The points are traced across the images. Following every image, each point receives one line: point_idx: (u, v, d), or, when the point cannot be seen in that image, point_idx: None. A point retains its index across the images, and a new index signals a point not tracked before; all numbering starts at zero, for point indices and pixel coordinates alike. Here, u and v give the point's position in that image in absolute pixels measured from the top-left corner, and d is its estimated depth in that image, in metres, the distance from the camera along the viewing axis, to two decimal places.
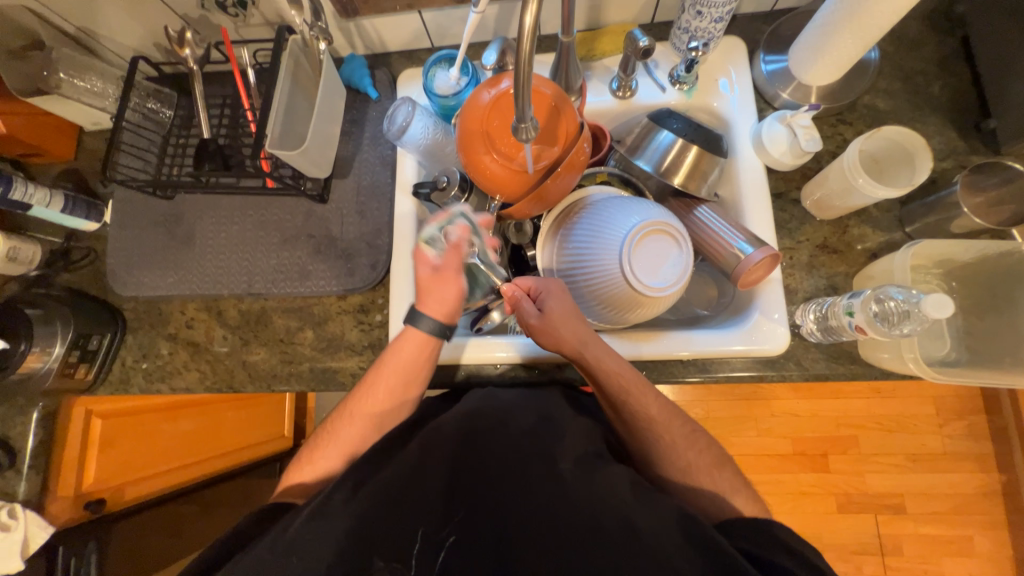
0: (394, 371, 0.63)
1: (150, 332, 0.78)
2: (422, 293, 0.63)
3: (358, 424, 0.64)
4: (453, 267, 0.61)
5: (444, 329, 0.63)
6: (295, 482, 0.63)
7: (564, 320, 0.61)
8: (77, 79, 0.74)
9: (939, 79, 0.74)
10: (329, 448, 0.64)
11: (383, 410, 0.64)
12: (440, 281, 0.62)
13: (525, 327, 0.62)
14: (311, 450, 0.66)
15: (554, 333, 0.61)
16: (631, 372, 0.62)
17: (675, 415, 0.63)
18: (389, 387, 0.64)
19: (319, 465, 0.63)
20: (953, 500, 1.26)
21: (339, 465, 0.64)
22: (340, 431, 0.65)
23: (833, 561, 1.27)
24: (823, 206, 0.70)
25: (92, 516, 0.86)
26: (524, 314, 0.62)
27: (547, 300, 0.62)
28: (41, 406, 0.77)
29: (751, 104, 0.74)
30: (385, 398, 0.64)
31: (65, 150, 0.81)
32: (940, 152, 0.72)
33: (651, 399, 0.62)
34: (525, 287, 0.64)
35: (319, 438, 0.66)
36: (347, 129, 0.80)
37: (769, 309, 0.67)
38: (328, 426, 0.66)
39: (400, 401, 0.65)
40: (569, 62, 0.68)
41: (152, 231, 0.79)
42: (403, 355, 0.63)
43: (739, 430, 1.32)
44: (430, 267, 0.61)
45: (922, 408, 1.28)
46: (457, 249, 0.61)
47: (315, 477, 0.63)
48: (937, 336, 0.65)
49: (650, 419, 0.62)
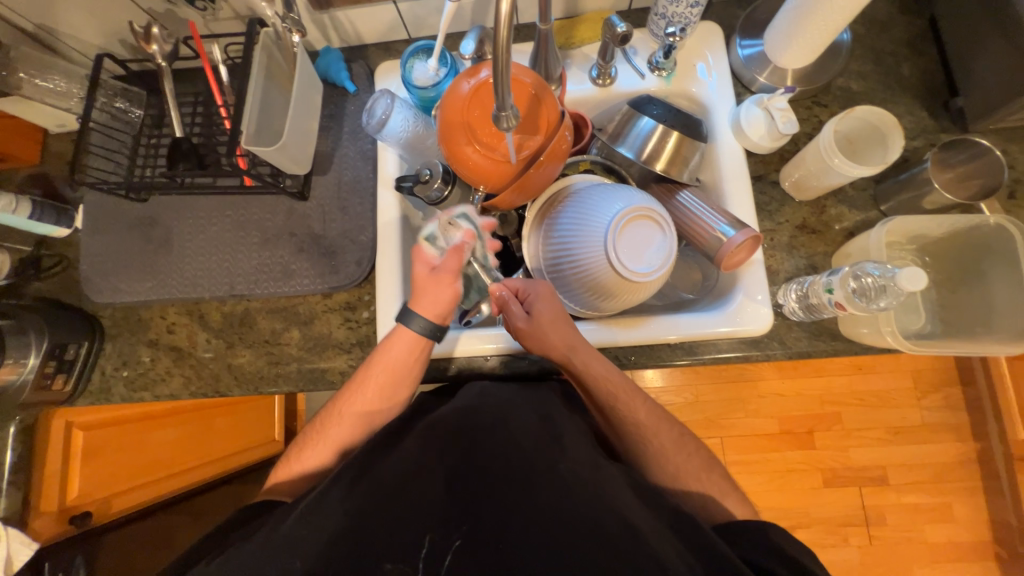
0: (383, 370, 0.63)
1: (130, 338, 0.76)
2: (418, 292, 0.63)
3: (348, 424, 0.64)
4: (452, 269, 0.62)
5: (435, 330, 0.63)
6: (282, 479, 0.64)
7: (553, 324, 0.62)
8: (40, 79, 0.71)
9: (908, 60, 0.76)
10: (317, 447, 0.64)
11: (372, 409, 0.64)
12: (437, 281, 0.62)
13: (514, 330, 0.63)
14: (298, 447, 0.65)
15: (543, 337, 0.62)
16: (619, 377, 0.64)
17: (663, 419, 0.64)
18: (379, 388, 0.63)
19: (306, 462, 0.63)
20: (931, 469, 1.31)
21: (326, 463, 0.63)
22: (329, 430, 0.64)
23: (819, 533, 1.31)
24: (802, 187, 0.71)
25: (77, 531, 0.83)
26: (512, 316, 0.62)
27: (536, 304, 0.63)
28: (18, 420, 0.73)
29: (729, 88, 0.74)
30: (374, 398, 0.64)
31: (30, 154, 0.78)
32: (911, 131, 0.74)
33: (639, 404, 0.64)
34: (513, 287, 0.65)
35: (308, 435, 0.66)
36: (326, 124, 0.79)
37: (752, 291, 0.68)
38: (316, 425, 0.66)
39: (388, 400, 0.64)
40: (548, 50, 0.68)
41: (127, 235, 0.77)
42: (391, 355, 0.62)
43: (726, 410, 1.35)
44: (429, 266, 0.63)
45: (900, 381, 1.33)
46: (457, 252, 0.63)
47: (304, 476, 0.63)
48: (913, 310, 0.67)
49: (638, 424, 0.63)
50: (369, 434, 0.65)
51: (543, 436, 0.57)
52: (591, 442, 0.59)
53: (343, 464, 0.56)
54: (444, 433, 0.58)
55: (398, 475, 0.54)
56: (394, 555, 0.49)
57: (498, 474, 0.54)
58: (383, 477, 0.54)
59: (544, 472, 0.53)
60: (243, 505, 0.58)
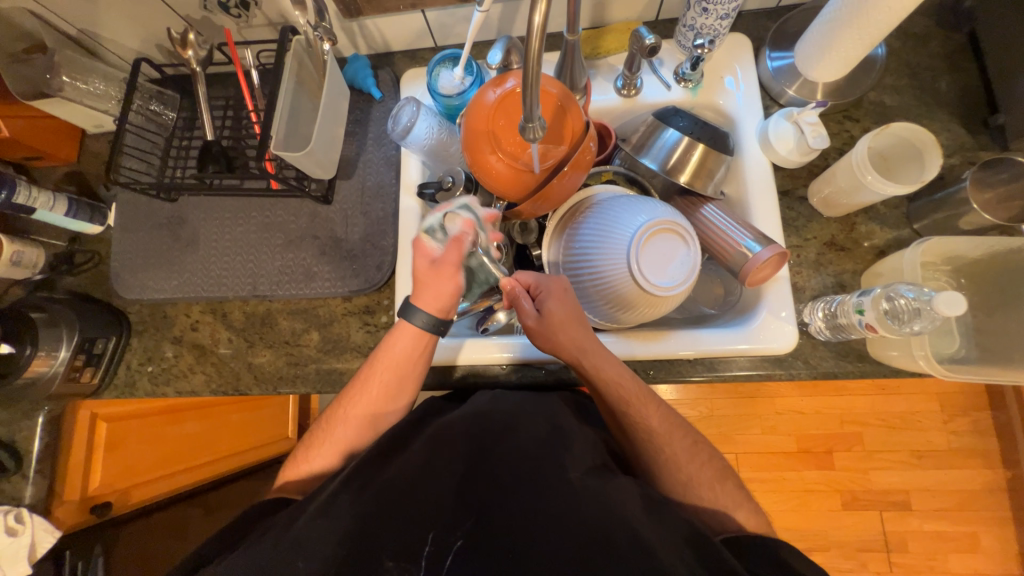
0: (389, 367, 0.63)
1: (155, 335, 0.78)
2: (419, 286, 0.62)
3: (355, 421, 0.64)
4: (452, 262, 0.60)
5: (438, 326, 0.62)
6: (290, 479, 0.63)
7: (563, 323, 0.61)
8: (80, 82, 0.74)
9: (946, 75, 0.73)
10: (323, 446, 0.64)
11: (378, 408, 0.64)
12: (438, 275, 0.61)
13: (524, 328, 0.62)
14: (305, 447, 0.65)
15: (553, 336, 0.61)
16: (632, 381, 0.62)
17: (677, 427, 0.62)
18: (385, 384, 0.63)
19: (314, 461, 0.63)
20: (959, 496, 1.26)
21: (333, 463, 0.63)
22: (336, 428, 0.64)
23: (838, 558, 1.27)
24: (831, 203, 0.70)
25: (98, 520, 0.86)
26: (522, 313, 0.62)
27: (547, 301, 0.61)
28: (45, 411, 0.76)
29: (757, 101, 0.73)
30: (379, 396, 0.64)
31: (68, 153, 0.81)
32: (947, 148, 0.71)
33: (653, 412, 0.62)
34: (525, 282, 0.64)
35: (316, 433, 0.66)
36: (351, 130, 0.80)
37: (777, 307, 0.67)
38: (323, 424, 0.66)
39: (393, 396, 0.64)
40: (574, 60, 0.68)
41: (155, 232, 0.79)
42: (395, 351, 0.62)
43: (743, 426, 1.32)
44: (430, 259, 0.61)
45: (927, 404, 1.28)
46: (457, 243, 0.61)
47: (312, 477, 0.63)
48: (947, 333, 0.64)
49: (650, 432, 0.61)
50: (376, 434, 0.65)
51: (555, 448, 0.56)
52: (604, 457, 0.58)
53: (356, 466, 0.55)
54: (456, 434, 0.58)
55: (406, 479, 0.54)
56: (399, 553, 0.49)
57: (507, 488, 0.53)
58: (391, 482, 0.53)
59: (555, 485, 0.51)
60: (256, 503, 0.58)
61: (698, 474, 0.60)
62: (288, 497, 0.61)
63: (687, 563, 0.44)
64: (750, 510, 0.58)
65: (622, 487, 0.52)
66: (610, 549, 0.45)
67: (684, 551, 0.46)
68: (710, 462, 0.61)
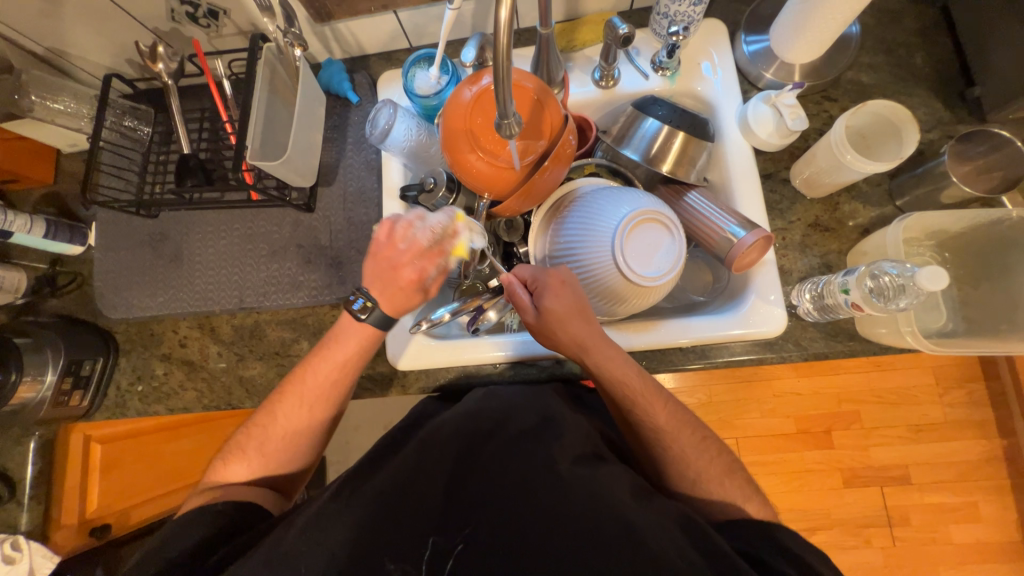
0: (331, 367, 0.64)
1: (143, 353, 0.77)
2: (391, 295, 0.61)
3: (296, 421, 0.63)
4: (433, 288, 0.63)
5: (387, 322, 0.62)
6: (233, 469, 0.62)
7: (562, 320, 0.59)
8: (51, 101, 0.73)
9: (922, 51, 0.74)
10: (260, 448, 0.63)
11: (326, 397, 0.64)
12: (416, 294, 0.62)
13: (525, 323, 0.62)
14: (245, 440, 0.63)
15: (552, 332, 0.60)
16: (638, 378, 0.61)
17: (685, 424, 0.62)
18: (330, 385, 0.64)
19: (261, 454, 0.62)
20: (957, 467, 1.27)
21: (284, 452, 0.63)
22: (277, 422, 0.63)
23: (840, 536, 1.28)
24: (813, 184, 0.70)
25: (98, 543, 0.86)
26: (522, 310, 0.61)
27: (544, 298, 0.60)
28: (38, 434, 0.76)
29: (735, 85, 0.73)
30: (328, 386, 0.64)
31: (45, 174, 0.80)
32: (926, 124, 0.72)
33: (660, 408, 0.61)
34: (522, 276, 0.63)
35: (249, 434, 0.64)
36: (330, 136, 0.79)
37: (764, 291, 0.67)
38: (258, 424, 0.64)
39: (335, 397, 0.65)
40: (549, 54, 0.67)
41: (138, 250, 0.78)
42: (341, 347, 0.64)
43: (740, 411, 1.33)
44: (414, 286, 0.61)
45: (922, 378, 1.29)
46: (443, 277, 0.63)
47: (260, 466, 0.62)
48: (933, 308, 0.65)
49: (657, 428, 0.61)
50: (325, 422, 0.65)
51: (543, 441, 0.56)
52: (599, 448, 0.57)
53: (345, 476, 0.56)
54: (446, 435, 0.58)
55: (398, 482, 0.54)
56: (399, 555, 0.48)
57: (498, 486, 0.52)
58: (384, 484, 0.53)
59: (544, 477, 0.51)
60: (243, 510, 0.57)
61: (693, 463, 0.60)
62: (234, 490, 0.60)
63: (679, 548, 0.44)
64: (746, 493, 0.58)
65: (614, 474, 0.52)
66: (600, 538, 0.45)
67: (678, 537, 0.46)
68: (705, 449, 0.61)
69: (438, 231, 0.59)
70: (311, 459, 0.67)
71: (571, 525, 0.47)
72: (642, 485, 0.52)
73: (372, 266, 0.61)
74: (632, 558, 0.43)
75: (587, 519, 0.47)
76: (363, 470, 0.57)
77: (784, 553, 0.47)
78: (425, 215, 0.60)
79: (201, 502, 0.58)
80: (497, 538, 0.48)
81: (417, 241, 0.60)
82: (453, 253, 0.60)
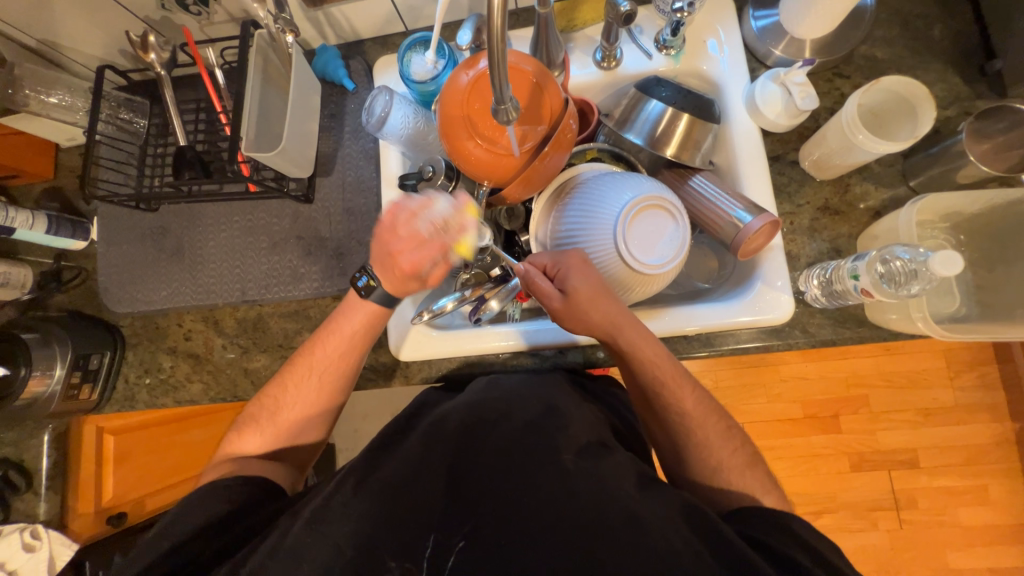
0: (339, 341, 0.65)
1: (149, 347, 0.78)
2: (393, 278, 0.61)
3: (304, 395, 0.65)
4: (438, 275, 0.61)
5: (390, 300, 0.63)
6: (246, 438, 0.64)
7: (591, 301, 0.59)
8: (45, 95, 0.72)
9: (940, 22, 0.70)
10: (272, 420, 0.64)
11: (334, 371, 0.65)
12: (418, 278, 0.61)
13: (549, 309, 0.61)
14: (257, 412, 0.65)
15: (581, 314, 0.60)
16: (666, 360, 0.62)
17: (710, 412, 0.62)
18: (339, 359, 0.65)
19: (274, 427, 0.64)
20: (967, 450, 1.26)
21: (297, 425, 0.65)
22: (289, 397, 0.64)
23: (846, 518, 1.28)
24: (823, 165, 0.67)
25: (115, 529, 0.90)
26: (548, 298, 0.60)
27: (570, 279, 0.59)
28: (51, 428, 0.78)
29: (742, 64, 0.70)
30: (336, 361, 0.65)
31: (43, 169, 0.80)
32: (943, 100, 0.69)
33: (687, 392, 0.62)
34: (541, 265, 0.63)
35: (261, 406, 0.65)
36: (327, 124, 0.78)
37: (771, 277, 0.65)
38: (269, 396, 0.65)
39: (344, 371, 0.66)
40: (549, 35, 0.65)
41: (139, 243, 0.78)
42: (351, 323, 0.64)
43: (748, 395, 1.32)
44: (419, 273, 0.60)
45: (933, 361, 1.27)
46: (446, 264, 0.60)
47: (276, 439, 0.64)
48: (946, 292, 0.64)
49: (684, 412, 0.61)
50: (333, 395, 0.66)
51: (549, 429, 0.55)
52: (602, 437, 0.57)
53: (350, 465, 0.56)
54: (450, 427, 0.59)
55: (402, 474, 0.54)
56: (400, 552, 0.48)
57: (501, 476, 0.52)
58: (388, 477, 0.54)
59: (546, 466, 0.51)
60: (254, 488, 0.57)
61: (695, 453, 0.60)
62: (245, 460, 0.62)
63: (681, 540, 0.44)
64: (751, 480, 0.58)
65: (619, 465, 0.52)
66: (603, 530, 0.45)
67: (682, 528, 0.45)
68: (709, 436, 0.61)
69: (441, 223, 0.57)
70: (321, 435, 0.68)
71: (574, 515, 0.47)
72: (644, 475, 0.52)
73: (376, 246, 0.60)
74: (635, 549, 0.43)
75: (588, 511, 0.47)
76: (367, 460, 0.57)
77: (792, 542, 0.46)
78: (432, 205, 0.57)
79: (219, 471, 0.60)
80: (498, 529, 0.48)
81: (419, 232, 0.57)
82: (455, 249, 0.58)
